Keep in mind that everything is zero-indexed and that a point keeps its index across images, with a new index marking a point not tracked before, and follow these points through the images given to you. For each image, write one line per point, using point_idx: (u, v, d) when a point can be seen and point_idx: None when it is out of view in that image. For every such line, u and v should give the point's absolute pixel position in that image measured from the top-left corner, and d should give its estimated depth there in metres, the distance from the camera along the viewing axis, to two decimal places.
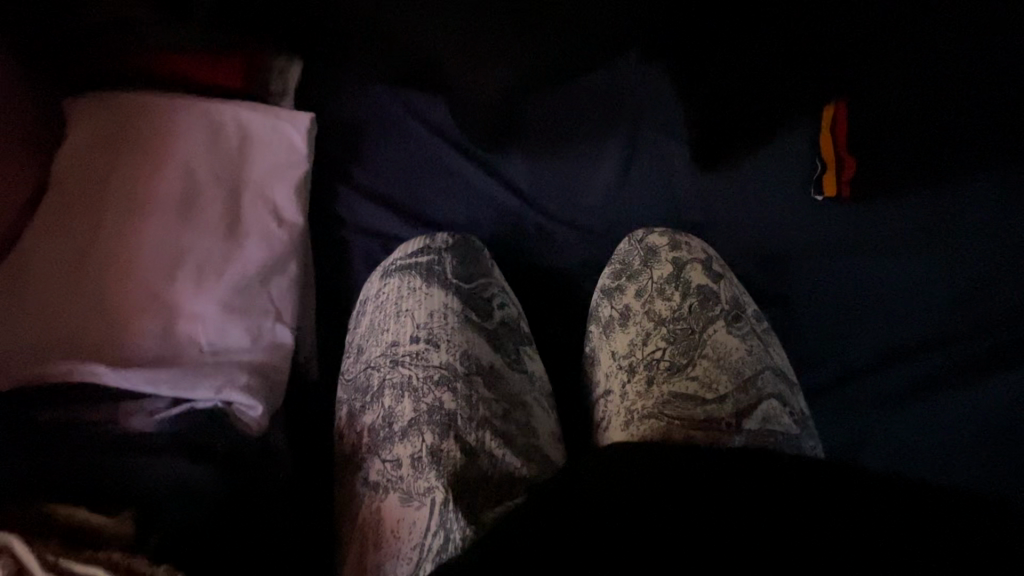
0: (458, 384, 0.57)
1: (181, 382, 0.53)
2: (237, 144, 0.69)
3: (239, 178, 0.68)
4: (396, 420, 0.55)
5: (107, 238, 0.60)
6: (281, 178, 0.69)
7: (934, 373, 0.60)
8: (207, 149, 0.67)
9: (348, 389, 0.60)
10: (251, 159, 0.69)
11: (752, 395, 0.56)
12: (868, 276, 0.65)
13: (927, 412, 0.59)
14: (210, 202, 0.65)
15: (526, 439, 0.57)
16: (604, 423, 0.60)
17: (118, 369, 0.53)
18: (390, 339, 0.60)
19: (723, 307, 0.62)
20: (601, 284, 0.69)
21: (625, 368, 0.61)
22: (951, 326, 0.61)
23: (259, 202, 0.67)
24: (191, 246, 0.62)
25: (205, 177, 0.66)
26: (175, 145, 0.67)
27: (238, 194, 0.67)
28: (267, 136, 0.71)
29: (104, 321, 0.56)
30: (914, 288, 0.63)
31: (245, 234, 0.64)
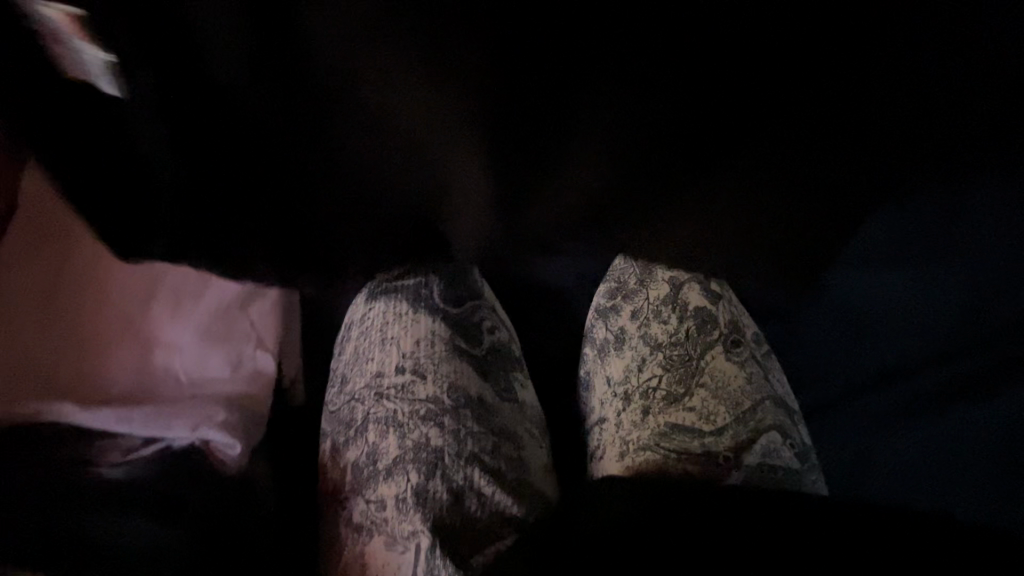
0: (445, 419, 0.54)
1: (153, 422, 0.50)
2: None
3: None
4: (380, 458, 0.52)
5: (81, 262, 0.58)
6: None
7: (918, 394, 0.48)
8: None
9: (331, 421, 0.58)
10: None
11: (751, 428, 0.54)
12: (856, 290, 0.54)
13: (914, 442, 0.47)
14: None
15: (516, 473, 0.55)
16: (598, 452, 0.59)
17: (88, 407, 0.51)
18: (374, 370, 0.57)
19: (723, 331, 0.59)
20: (595, 302, 0.66)
21: (620, 396, 0.59)
22: (967, 339, 0.46)
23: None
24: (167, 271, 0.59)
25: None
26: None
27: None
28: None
29: (76, 352, 0.54)
30: (929, 301, 0.49)
31: None
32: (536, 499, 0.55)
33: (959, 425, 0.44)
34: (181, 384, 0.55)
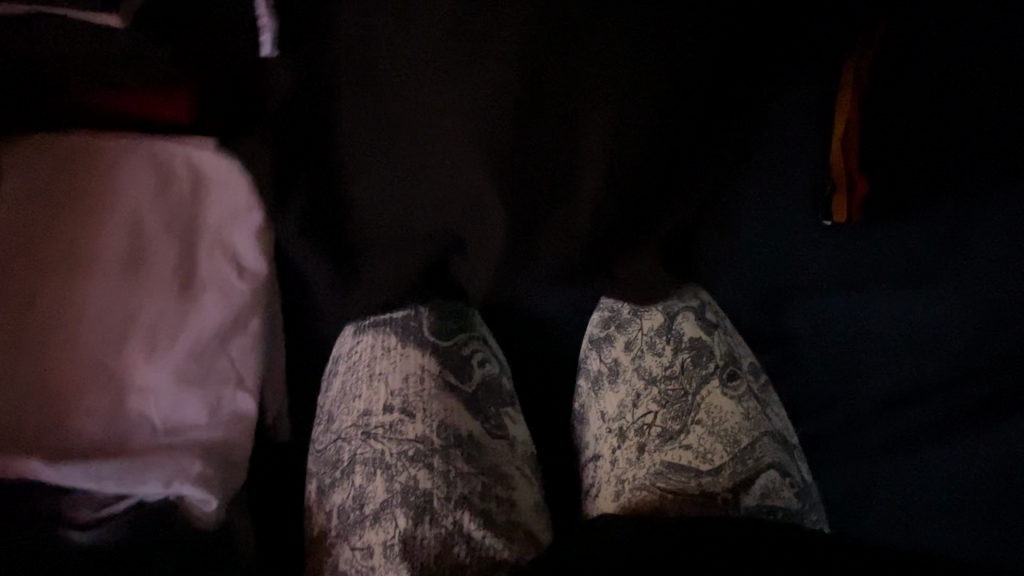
0: (434, 459, 0.53)
1: (123, 478, 0.52)
2: (187, 186, 0.60)
3: (193, 227, 0.60)
4: (367, 501, 0.51)
5: (47, 303, 0.56)
6: (240, 223, 0.60)
7: (919, 427, 0.50)
8: (155, 196, 0.59)
9: (317, 460, 0.56)
10: (206, 203, 0.60)
11: (750, 467, 0.53)
12: (863, 315, 0.55)
13: (916, 478, 0.49)
14: (162, 258, 0.59)
15: (507, 515, 0.54)
16: (593, 490, 0.58)
17: (55, 463, 0.52)
18: (362, 408, 0.56)
19: (717, 364, 0.58)
20: (589, 332, 0.65)
21: (615, 432, 0.58)
22: (958, 372, 0.49)
23: (218, 252, 0.60)
24: (143, 312, 0.57)
25: (155, 229, 0.59)
26: (117, 193, 0.59)
27: (193, 245, 0.60)
28: (224, 176, 0.60)
29: (46, 401, 0.54)
30: (921, 333, 0.51)
31: (202, 291, 0.59)
32: (528, 542, 0.54)
33: (958, 464, 0.47)
34: (156, 431, 0.55)
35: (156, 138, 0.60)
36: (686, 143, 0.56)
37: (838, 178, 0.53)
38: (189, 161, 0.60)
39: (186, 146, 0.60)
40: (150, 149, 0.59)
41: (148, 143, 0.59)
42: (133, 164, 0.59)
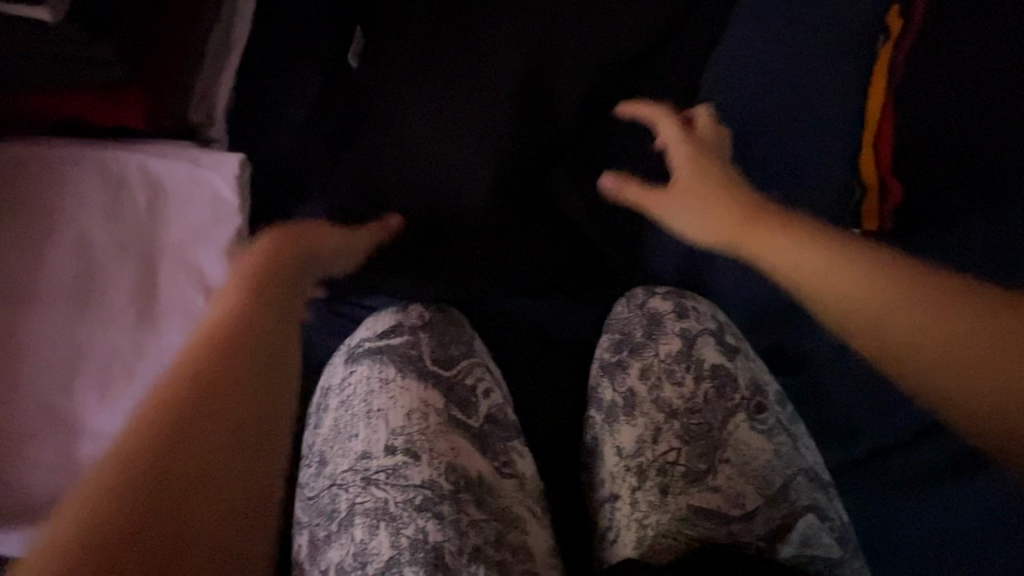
0: (444, 507, 0.47)
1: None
2: (145, 199, 0.58)
3: (151, 246, 0.57)
4: (371, 559, 0.45)
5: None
6: (206, 241, 0.58)
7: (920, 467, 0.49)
8: (107, 214, 0.57)
9: (309, 510, 0.50)
10: (166, 218, 0.58)
11: (785, 511, 0.50)
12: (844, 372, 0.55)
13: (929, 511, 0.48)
14: (116, 282, 0.56)
15: (524, 567, 0.47)
16: (611, 534, 0.54)
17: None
18: (360, 449, 0.50)
19: (743, 395, 0.54)
20: (599, 357, 0.60)
21: (634, 471, 0.54)
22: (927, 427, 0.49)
23: (179, 272, 0.57)
24: (92, 342, 0.54)
25: (107, 250, 0.56)
26: (68, 212, 0.56)
27: (151, 265, 0.57)
28: (182, 182, 0.59)
29: None
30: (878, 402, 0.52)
31: (163, 320, 0.56)
32: None
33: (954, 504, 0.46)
34: None
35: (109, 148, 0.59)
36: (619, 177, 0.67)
37: (869, 184, 0.53)
38: (147, 173, 0.59)
39: (140, 155, 0.59)
40: (106, 165, 0.58)
41: (104, 157, 0.58)
42: (82, 172, 0.57)
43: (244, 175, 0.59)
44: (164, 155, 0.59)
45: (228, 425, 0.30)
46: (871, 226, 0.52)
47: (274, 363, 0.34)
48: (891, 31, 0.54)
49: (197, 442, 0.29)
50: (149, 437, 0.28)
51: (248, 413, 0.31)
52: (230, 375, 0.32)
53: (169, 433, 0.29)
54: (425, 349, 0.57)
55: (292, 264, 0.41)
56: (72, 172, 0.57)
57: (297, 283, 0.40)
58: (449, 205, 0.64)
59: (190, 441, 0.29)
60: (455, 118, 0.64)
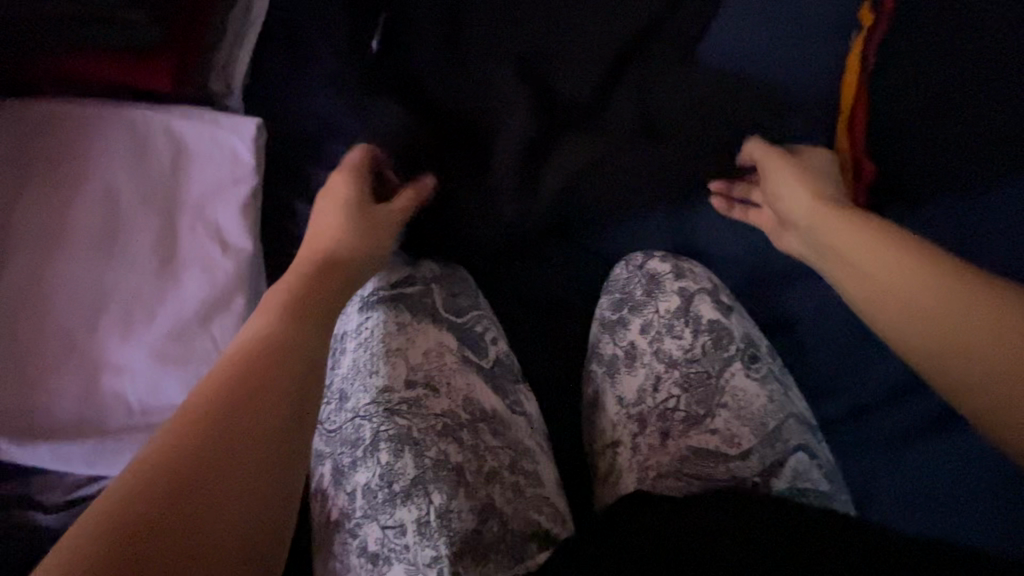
0: (463, 434, 0.51)
1: (96, 461, 0.52)
2: (167, 155, 0.58)
3: (171, 198, 0.58)
4: (397, 478, 0.47)
5: (11, 284, 0.53)
6: (224, 191, 0.59)
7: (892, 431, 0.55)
8: (131, 165, 0.57)
9: (330, 442, 0.51)
10: (186, 173, 0.58)
11: (778, 449, 0.53)
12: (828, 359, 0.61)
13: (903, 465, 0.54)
14: (137, 231, 0.56)
15: (536, 491, 0.51)
16: (614, 476, 0.57)
17: (25, 445, 0.51)
18: (381, 384, 0.52)
19: (739, 346, 0.58)
20: (600, 315, 0.64)
21: (635, 417, 0.58)
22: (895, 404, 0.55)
23: (197, 221, 0.58)
24: (114, 287, 0.55)
25: (130, 200, 0.57)
26: (92, 162, 0.57)
27: (172, 216, 0.57)
28: (204, 142, 0.59)
29: (16, 380, 0.51)
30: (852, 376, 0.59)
31: (183, 265, 0.56)
32: (558, 517, 0.51)
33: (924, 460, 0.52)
34: (133, 412, 0.53)
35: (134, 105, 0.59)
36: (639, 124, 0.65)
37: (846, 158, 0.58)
38: (169, 131, 0.59)
39: (163, 114, 0.58)
40: (130, 119, 0.58)
41: (129, 113, 0.58)
42: (105, 123, 0.57)
43: (262, 138, 0.59)
44: (186, 113, 0.59)
45: (251, 433, 0.34)
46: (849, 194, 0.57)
47: (299, 388, 0.38)
48: (864, 23, 0.59)
49: (234, 445, 0.33)
50: (187, 440, 0.32)
51: (268, 423, 0.35)
52: (261, 392, 0.36)
53: (205, 435, 0.33)
54: (438, 300, 0.60)
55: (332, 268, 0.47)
56: (97, 124, 0.57)
57: (331, 312, 0.45)
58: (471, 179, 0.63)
59: (224, 442, 0.33)
60: (467, 75, 0.65)
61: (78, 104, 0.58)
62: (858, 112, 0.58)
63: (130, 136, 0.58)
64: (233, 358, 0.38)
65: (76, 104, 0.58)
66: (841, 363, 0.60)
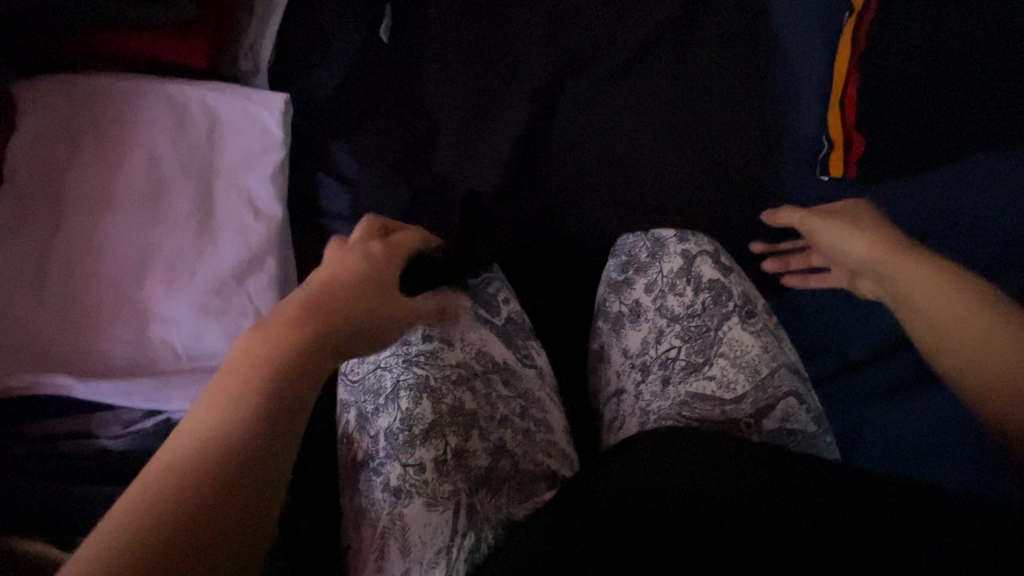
0: (477, 383, 0.55)
1: (153, 396, 0.55)
2: (205, 127, 0.63)
3: (209, 166, 0.63)
4: (416, 423, 0.52)
5: (68, 239, 0.58)
6: (255, 161, 0.63)
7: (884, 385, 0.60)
8: (171, 134, 0.62)
9: (354, 391, 0.56)
10: (222, 143, 0.64)
11: (770, 394, 0.55)
12: (823, 322, 0.66)
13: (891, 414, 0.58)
14: (177, 194, 0.61)
15: (544, 435, 0.56)
16: (617, 423, 0.59)
17: (86, 383, 0.54)
18: (400, 338, 0.57)
19: (736, 303, 0.60)
20: (605, 277, 0.66)
21: (638, 367, 0.60)
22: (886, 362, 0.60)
23: (231, 188, 0.62)
24: (156, 244, 0.59)
25: (170, 166, 0.61)
26: (134, 130, 0.61)
27: (208, 182, 0.62)
28: (237, 115, 0.64)
29: (75, 327, 0.56)
30: (843, 335, 0.64)
31: (219, 227, 0.61)
32: (563, 458, 0.56)
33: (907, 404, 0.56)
34: (179, 357, 0.57)
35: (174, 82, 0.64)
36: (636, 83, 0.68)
37: (836, 138, 0.64)
38: (207, 106, 0.64)
39: (200, 89, 0.64)
40: (171, 93, 0.63)
41: (169, 90, 0.63)
42: (148, 96, 0.62)
43: (289, 111, 0.65)
44: (221, 91, 0.65)
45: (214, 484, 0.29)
46: (837, 173, 0.64)
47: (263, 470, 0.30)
48: (856, 8, 0.64)
49: (201, 546, 0.27)
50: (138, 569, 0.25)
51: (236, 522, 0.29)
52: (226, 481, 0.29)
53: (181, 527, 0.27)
54: None
55: (340, 311, 0.39)
56: (139, 96, 0.62)
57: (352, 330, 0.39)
58: (459, 176, 0.66)
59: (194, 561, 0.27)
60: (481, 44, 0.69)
61: (127, 79, 0.63)
62: (849, 91, 0.63)
63: (172, 106, 0.63)
64: (192, 447, 0.30)
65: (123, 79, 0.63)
66: (836, 324, 0.65)
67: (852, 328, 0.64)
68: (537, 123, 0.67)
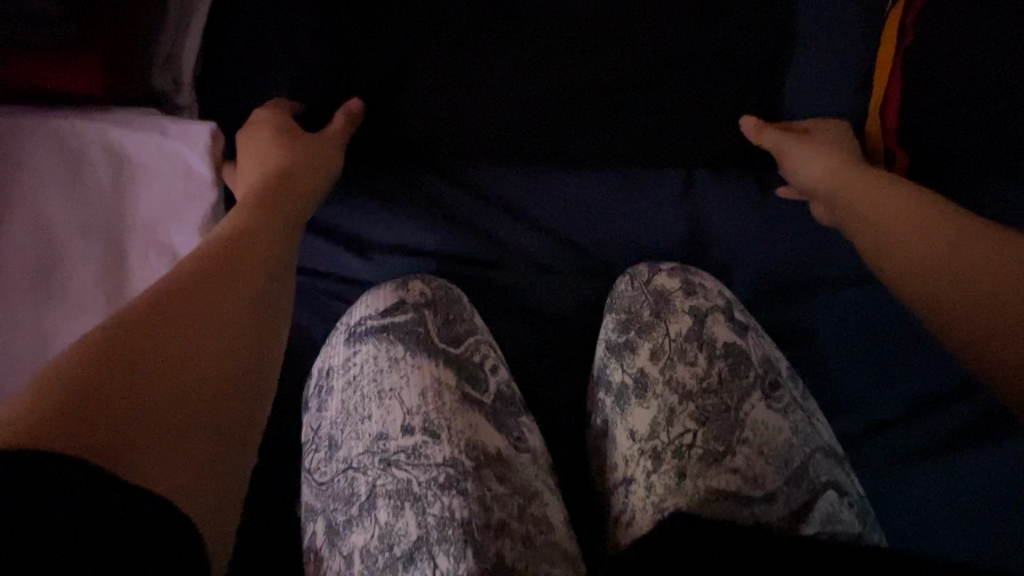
0: (468, 484, 0.46)
1: None
2: (109, 175, 0.58)
3: (117, 224, 0.58)
4: (397, 541, 0.43)
5: None
6: (173, 217, 0.58)
7: (935, 438, 0.53)
8: (66, 188, 0.57)
9: (323, 496, 0.48)
10: (131, 193, 0.59)
11: (805, 489, 0.49)
12: (838, 367, 0.60)
13: (931, 478, 0.51)
14: (78, 262, 0.57)
15: (547, 539, 0.47)
16: (627, 518, 0.51)
17: None
18: (375, 431, 0.48)
19: (757, 373, 0.53)
20: (604, 338, 0.58)
21: (649, 453, 0.52)
22: (941, 417, 0.54)
23: (149, 250, 0.58)
24: (58, 331, 0.56)
25: (67, 230, 0.57)
26: (24, 187, 0.57)
27: (117, 242, 0.58)
28: (145, 156, 0.58)
29: None
30: (877, 383, 0.58)
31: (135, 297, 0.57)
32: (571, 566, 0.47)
33: (950, 471, 0.50)
34: None
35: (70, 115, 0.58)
36: (654, 83, 0.65)
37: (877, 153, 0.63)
38: (112, 145, 0.58)
39: (100, 124, 0.58)
40: (77, 140, 0.58)
41: (71, 129, 0.58)
42: (40, 140, 0.57)
43: (215, 146, 0.58)
44: (128, 125, 0.59)
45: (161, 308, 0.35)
46: None
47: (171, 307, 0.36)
48: None
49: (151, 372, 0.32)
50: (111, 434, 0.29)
51: (174, 330, 0.34)
52: (159, 315, 0.35)
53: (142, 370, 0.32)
54: (433, 327, 0.55)
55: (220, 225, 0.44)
56: (25, 143, 0.57)
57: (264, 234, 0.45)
58: (466, 197, 0.65)
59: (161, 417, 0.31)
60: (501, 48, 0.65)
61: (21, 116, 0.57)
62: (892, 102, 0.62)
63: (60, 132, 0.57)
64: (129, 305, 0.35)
65: (36, 126, 0.57)
66: (854, 365, 0.60)
67: (881, 372, 0.58)
68: (558, 143, 0.65)
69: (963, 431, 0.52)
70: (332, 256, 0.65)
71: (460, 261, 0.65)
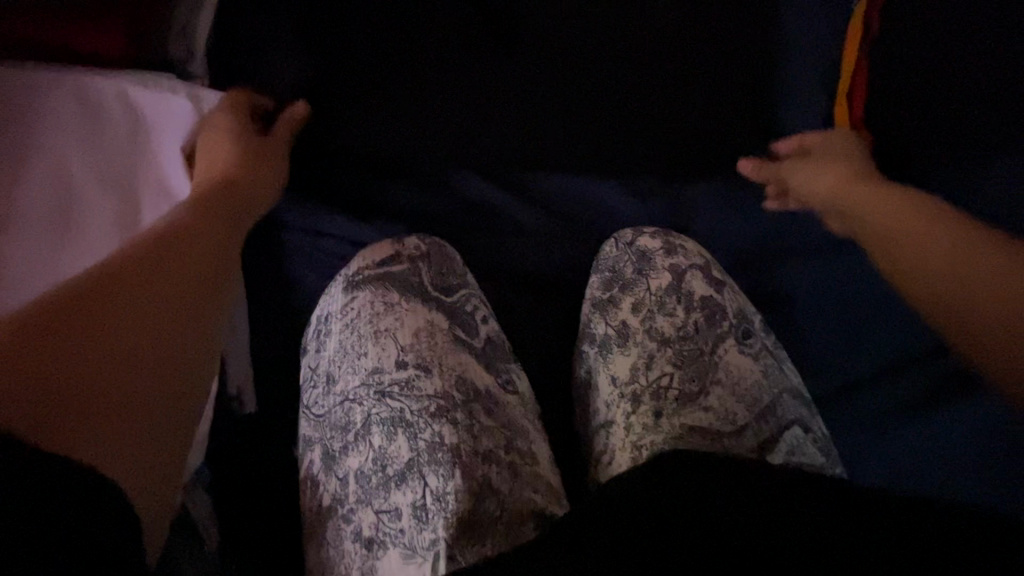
0: (458, 414, 0.49)
1: None
2: (123, 121, 0.59)
3: (128, 168, 0.57)
4: (390, 462, 0.46)
5: None
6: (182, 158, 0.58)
7: (915, 393, 0.52)
8: (80, 132, 0.57)
9: (320, 427, 0.50)
10: (145, 137, 0.59)
11: (773, 425, 0.52)
12: (816, 332, 0.62)
13: (908, 433, 0.51)
14: (87, 201, 0.55)
15: (531, 468, 0.50)
16: (607, 457, 0.54)
17: None
18: (371, 365, 0.51)
19: (731, 322, 0.57)
20: (589, 295, 0.61)
21: (629, 396, 0.55)
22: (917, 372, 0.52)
23: (157, 191, 0.57)
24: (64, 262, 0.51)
25: (78, 170, 0.56)
26: (36, 130, 0.57)
27: (128, 180, 0.57)
28: (159, 107, 0.61)
29: None
30: (858, 341, 0.58)
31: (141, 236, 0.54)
32: (553, 494, 0.50)
33: (926, 424, 0.49)
34: None
35: (90, 73, 0.61)
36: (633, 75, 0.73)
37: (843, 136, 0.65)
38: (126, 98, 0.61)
39: (119, 83, 0.61)
40: (92, 92, 0.60)
41: (87, 83, 0.60)
42: (58, 92, 0.59)
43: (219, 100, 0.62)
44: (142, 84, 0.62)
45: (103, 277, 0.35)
46: None
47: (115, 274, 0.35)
48: None
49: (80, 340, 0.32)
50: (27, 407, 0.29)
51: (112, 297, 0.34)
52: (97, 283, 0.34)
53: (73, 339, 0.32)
54: (426, 277, 0.58)
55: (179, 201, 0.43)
56: (41, 90, 0.58)
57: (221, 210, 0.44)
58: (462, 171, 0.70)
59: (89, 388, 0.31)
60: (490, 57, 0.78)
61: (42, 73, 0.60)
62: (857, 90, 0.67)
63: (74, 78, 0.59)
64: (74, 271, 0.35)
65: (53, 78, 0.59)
66: (832, 330, 0.60)
67: (855, 332, 0.58)
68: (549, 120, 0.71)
69: (945, 388, 0.50)
70: (329, 219, 0.66)
71: (455, 226, 0.68)
